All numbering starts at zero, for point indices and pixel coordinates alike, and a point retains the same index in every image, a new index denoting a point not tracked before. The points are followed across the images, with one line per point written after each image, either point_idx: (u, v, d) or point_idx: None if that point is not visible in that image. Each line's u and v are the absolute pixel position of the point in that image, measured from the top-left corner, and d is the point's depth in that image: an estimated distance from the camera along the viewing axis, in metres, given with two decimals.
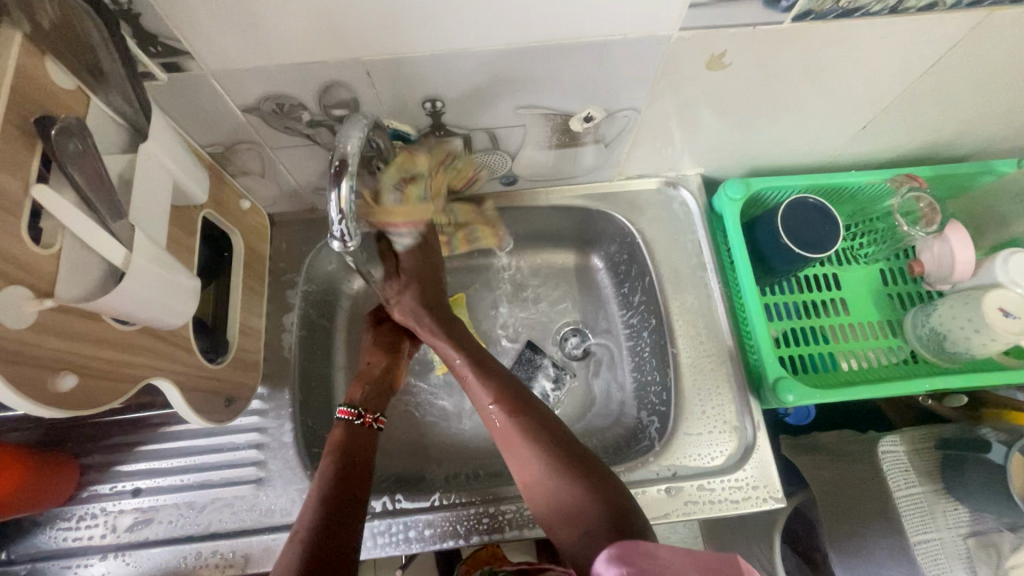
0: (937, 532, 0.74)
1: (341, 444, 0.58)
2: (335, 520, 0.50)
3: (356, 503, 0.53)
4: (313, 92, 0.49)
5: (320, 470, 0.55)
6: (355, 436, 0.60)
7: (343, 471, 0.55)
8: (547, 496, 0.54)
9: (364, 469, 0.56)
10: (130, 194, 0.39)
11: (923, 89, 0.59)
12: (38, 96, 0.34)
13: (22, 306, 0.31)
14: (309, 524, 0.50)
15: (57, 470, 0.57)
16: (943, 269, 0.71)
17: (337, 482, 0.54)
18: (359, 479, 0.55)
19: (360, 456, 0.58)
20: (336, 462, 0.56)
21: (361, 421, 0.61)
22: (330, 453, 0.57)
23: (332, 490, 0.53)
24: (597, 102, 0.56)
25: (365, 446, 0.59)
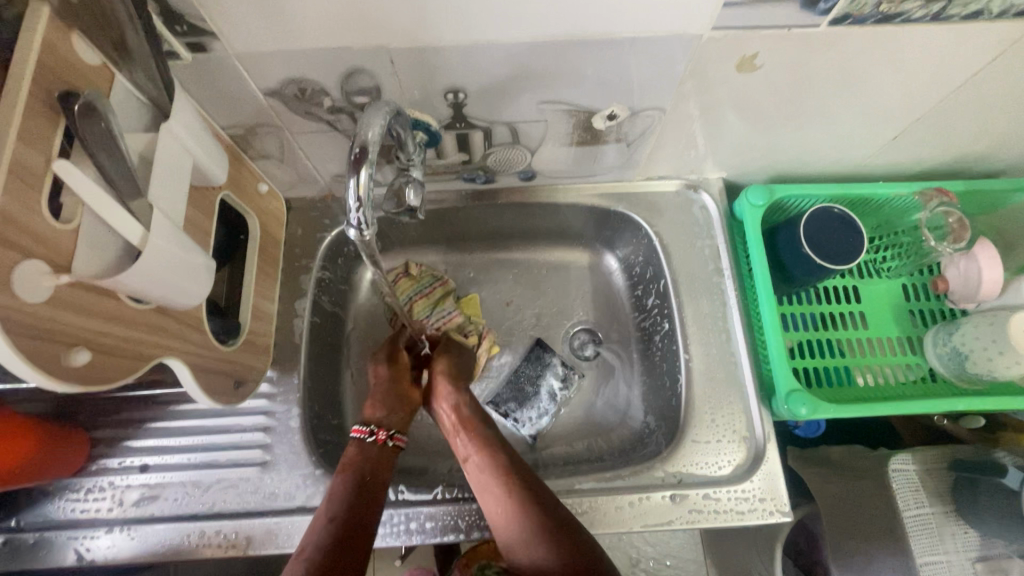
0: (945, 554, 0.72)
1: (357, 461, 0.57)
2: (341, 543, 0.49)
3: (362, 530, 0.51)
4: (336, 78, 0.49)
5: (335, 488, 0.54)
6: (367, 454, 0.58)
7: (353, 493, 0.54)
8: (524, 548, 0.52)
9: (377, 495, 0.55)
10: (151, 172, 0.39)
11: (960, 100, 0.57)
12: (61, 71, 0.34)
13: (39, 279, 0.31)
14: (315, 545, 0.49)
15: (70, 439, 0.58)
16: (969, 287, 0.69)
17: (351, 505, 0.53)
18: (373, 505, 0.54)
19: (370, 474, 0.56)
20: (349, 485, 0.54)
21: (373, 439, 0.59)
22: (345, 470, 0.56)
23: (342, 512, 0.52)
24: (621, 99, 0.55)
25: (377, 463, 0.58)
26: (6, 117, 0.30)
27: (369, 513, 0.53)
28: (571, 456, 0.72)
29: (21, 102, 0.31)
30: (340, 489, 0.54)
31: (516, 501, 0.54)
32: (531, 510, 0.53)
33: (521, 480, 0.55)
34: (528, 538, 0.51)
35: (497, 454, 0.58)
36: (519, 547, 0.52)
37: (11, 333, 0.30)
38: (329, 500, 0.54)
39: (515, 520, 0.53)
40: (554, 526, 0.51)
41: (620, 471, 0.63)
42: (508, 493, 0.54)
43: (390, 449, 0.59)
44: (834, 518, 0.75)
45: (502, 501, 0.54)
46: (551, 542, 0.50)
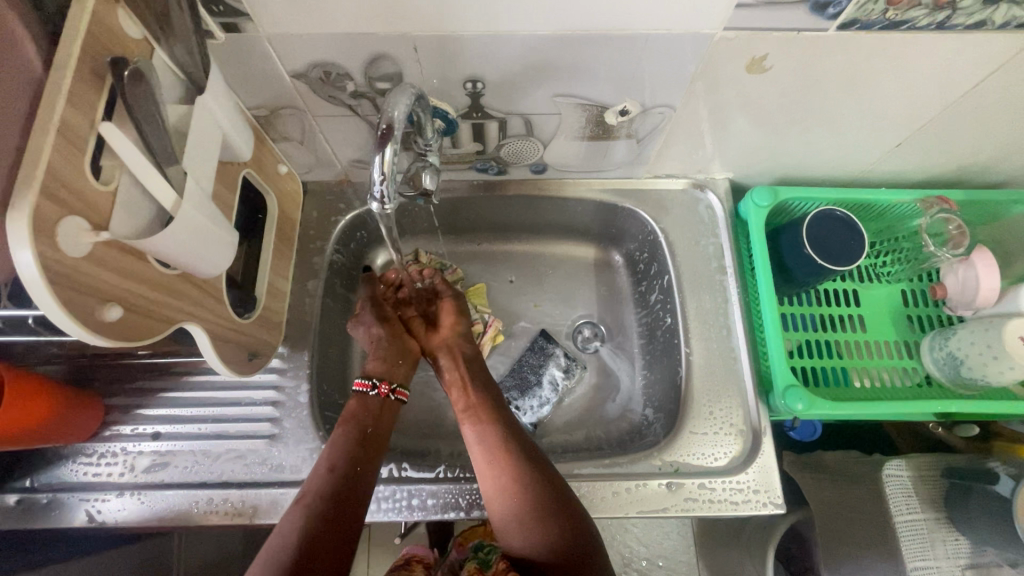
0: (935, 560, 0.73)
1: (359, 413, 0.59)
2: (341, 490, 0.52)
3: (362, 484, 0.53)
4: (360, 63, 0.51)
5: (337, 438, 0.56)
6: (369, 408, 0.60)
7: (354, 444, 0.56)
8: (517, 521, 0.53)
9: (377, 450, 0.57)
10: (184, 143, 0.41)
11: (963, 110, 0.59)
12: (108, 41, 0.36)
13: (79, 236, 0.33)
14: (318, 489, 0.51)
15: (92, 417, 0.61)
16: (966, 294, 0.71)
17: (353, 458, 0.55)
18: (372, 459, 0.56)
19: (371, 427, 0.59)
20: (352, 437, 0.57)
21: (376, 393, 0.61)
22: (346, 423, 0.58)
23: (344, 463, 0.54)
24: (633, 96, 0.56)
25: (376, 416, 0.60)
26: (59, 81, 0.32)
27: (368, 469, 0.55)
28: (569, 444, 0.73)
29: (72, 67, 0.33)
30: (342, 440, 0.56)
31: (520, 483, 0.54)
32: (533, 495, 0.53)
33: (527, 463, 0.55)
34: (526, 520, 0.52)
35: (504, 435, 0.58)
36: (514, 528, 0.53)
37: (53, 284, 0.32)
38: (331, 448, 0.56)
39: (514, 503, 0.53)
40: (549, 500, 0.53)
41: (619, 459, 0.64)
42: (507, 464, 0.55)
43: (392, 401, 0.62)
44: (827, 524, 0.76)
45: (504, 480, 0.55)
46: (548, 526, 0.51)
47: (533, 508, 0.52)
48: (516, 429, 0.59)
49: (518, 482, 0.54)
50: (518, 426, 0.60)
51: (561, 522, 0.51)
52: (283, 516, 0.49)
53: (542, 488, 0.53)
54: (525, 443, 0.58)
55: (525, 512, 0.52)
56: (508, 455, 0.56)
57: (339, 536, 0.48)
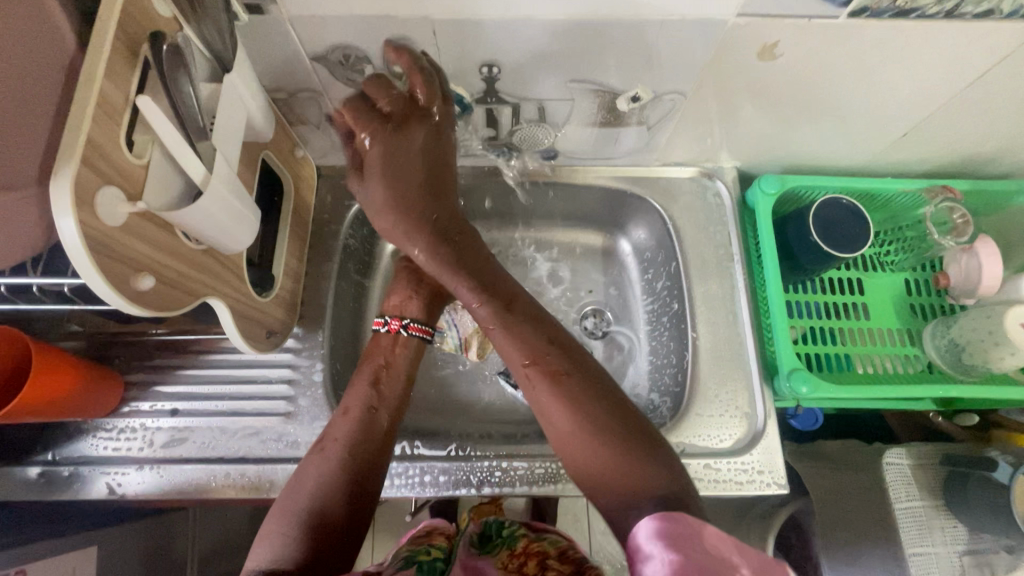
0: (933, 546, 0.76)
1: (376, 353, 0.61)
2: (357, 438, 0.53)
3: (378, 426, 0.55)
4: (380, 46, 0.52)
5: (354, 384, 0.58)
6: (381, 345, 0.62)
7: (370, 387, 0.57)
8: (578, 450, 0.45)
9: (392, 388, 0.58)
10: (211, 121, 0.43)
11: (969, 100, 0.60)
12: (141, 19, 0.37)
13: (117, 206, 0.34)
14: (336, 438, 0.53)
15: (108, 374, 0.61)
16: (968, 283, 0.72)
17: (367, 400, 0.56)
18: (388, 398, 0.57)
19: (386, 364, 0.60)
20: (367, 380, 0.58)
21: (387, 328, 0.63)
22: (365, 361, 0.60)
23: (357, 407, 0.55)
24: (646, 81, 0.58)
25: (393, 349, 0.61)
26: (97, 55, 0.33)
27: (383, 409, 0.56)
28: None
29: (109, 43, 0.34)
30: (358, 384, 0.57)
31: (577, 414, 0.46)
32: (594, 428, 0.45)
33: (570, 384, 0.47)
34: (589, 453, 0.45)
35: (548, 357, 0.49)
36: (571, 452, 0.46)
37: (93, 251, 0.33)
38: (350, 393, 0.57)
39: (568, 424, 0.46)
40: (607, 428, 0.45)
41: None
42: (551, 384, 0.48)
43: (404, 336, 0.62)
44: (826, 510, 0.77)
45: (559, 412, 0.47)
46: (614, 461, 0.43)
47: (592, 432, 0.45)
48: (564, 345, 0.50)
49: (574, 411, 0.46)
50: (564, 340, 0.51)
51: (629, 458, 0.43)
52: (304, 464, 0.51)
53: (602, 418, 0.45)
54: (575, 363, 0.49)
55: (577, 435, 0.45)
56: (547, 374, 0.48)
57: (355, 482, 0.50)
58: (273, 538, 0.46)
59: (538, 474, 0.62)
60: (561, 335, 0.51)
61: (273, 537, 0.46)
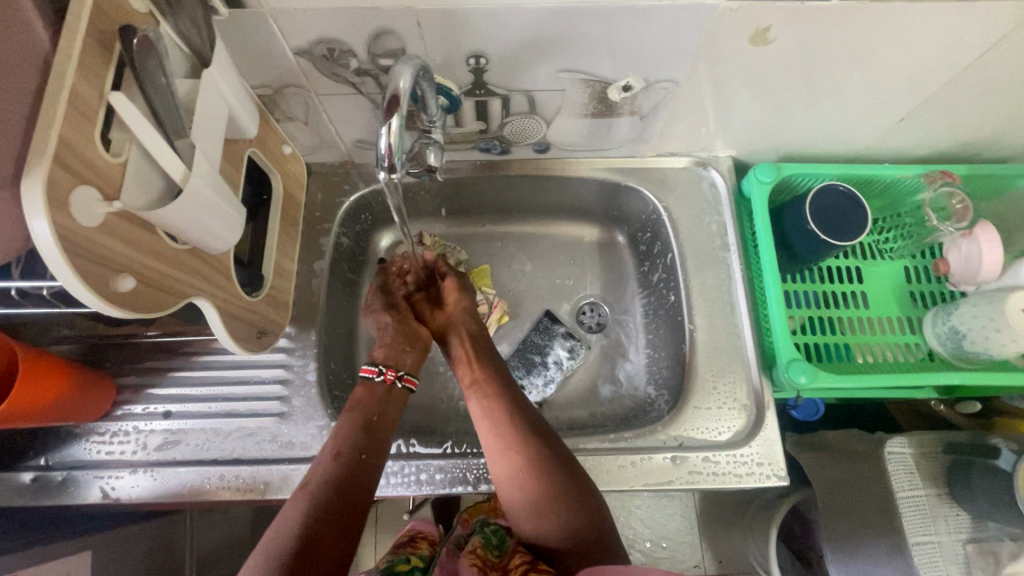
0: (936, 535, 0.74)
1: (365, 400, 0.59)
2: (349, 477, 0.51)
3: (368, 471, 0.53)
4: (364, 39, 0.51)
5: (342, 427, 0.56)
6: (374, 394, 0.60)
7: (362, 428, 0.56)
8: (531, 517, 0.52)
9: (383, 435, 0.57)
10: (191, 116, 0.42)
11: (965, 82, 0.58)
12: (112, 12, 0.36)
13: (93, 206, 0.34)
14: (324, 476, 0.51)
15: (81, 366, 0.60)
16: (968, 269, 0.71)
17: (358, 444, 0.54)
18: (378, 444, 0.56)
19: (377, 414, 0.58)
20: (359, 423, 0.56)
21: (383, 378, 0.61)
22: (353, 408, 0.58)
23: (348, 450, 0.54)
24: (636, 71, 0.57)
25: (389, 403, 0.60)
26: (68, 51, 0.33)
27: (373, 454, 0.55)
28: (574, 422, 0.74)
29: (80, 37, 0.33)
30: (347, 427, 0.56)
31: (524, 474, 0.52)
32: (537, 488, 0.52)
33: (526, 449, 0.53)
34: (529, 506, 0.52)
35: (508, 421, 0.55)
36: (525, 513, 0.52)
37: (69, 253, 0.32)
38: (336, 434, 0.56)
39: (521, 492, 0.52)
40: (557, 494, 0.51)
41: (623, 433, 0.65)
42: (508, 449, 0.54)
43: (399, 388, 0.62)
44: (829, 500, 0.77)
45: (506, 468, 0.53)
46: (552, 515, 0.51)
47: (541, 498, 0.51)
48: (528, 415, 0.57)
49: (521, 471, 0.52)
50: (529, 410, 0.58)
51: (565, 512, 0.51)
52: (289, 507, 0.49)
53: (550, 479, 0.52)
54: (533, 427, 0.55)
55: (529, 500, 0.52)
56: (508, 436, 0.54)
57: (344, 520, 0.48)
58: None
59: None
60: (518, 403, 0.58)
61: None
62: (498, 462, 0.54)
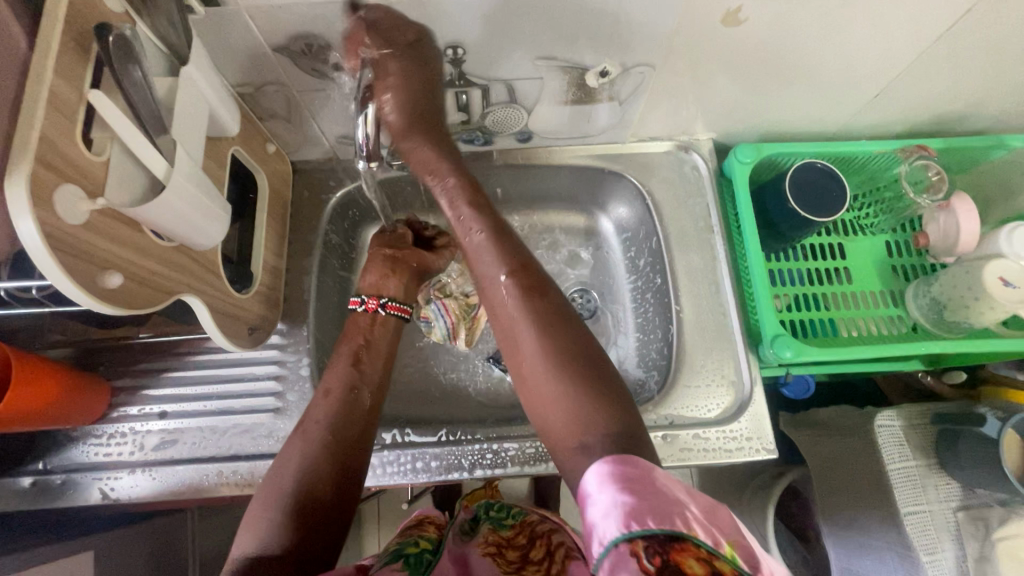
0: (927, 504, 0.75)
1: (354, 333, 0.61)
2: (342, 418, 0.53)
3: (358, 406, 0.54)
4: (342, 33, 0.51)
5: (332, 365, 0.58)
6: (360, 324, 0.62)
7: (351, 366, 0.57)
8: (545, 389, 0.44)
9: (373, 367, 0.58)
10: (171, 114, 0.42)
11: (935, 57, 0.60)
12: (87, 11, 0.36)
13: (77, 203, 0.34)
14: (318, 417, 0.52)
15: (74, 369, 0.60)
16: (947, 241, 0.72)
17: (348, 380, 0.56)
18: (369, 378, 0.57)
19: (363, 348, 0.59)
20: (347, 359, 0.58)
21: (364, 307, 0.63)
22: (342, 345, 0.60)
23: (339, 387, 0.55)
24: (613, 56, 0.57)
25: (374, 332, 0.62)
26: (46, 52, 0.33)
27: (366, 388, 0.56)
28: None
29: (59, 39, 0.34)
30: (336, 366, 0.57)
31: (543, 334, 0.46)
32: (572, 394, 0.43)
33: (549, 310, 0.48)
34: (556, 410, 0.43)
35: (522, 277, 0.50)
36: (538, 388, 0.45)
37: (56, 250, 0.33)
38: (329, 372, 0.57)
39: (536, 360, 0.45)
40: (580, 369, 0.44)
41: None
42: (527, 312, 0.48)
43: (383, 315, 0.63)
44: (823, 475, 0.81)
45: (541, 365, 0.45)
46: (572, 391, 0.43)
47: (560, 365, 0.44)
48: (567, 311, 0.48)
49: (556, 368, 0.44)
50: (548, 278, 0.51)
51: (584, 389, 0.43)
52: (287, 449, 0.51)
53: (569, 351, 0.45)
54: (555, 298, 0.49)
55: (545, 369, 0.45)
56: (529, 297, 0.48)
57: (343, 463, 0.50)
58: (260, 524, 0.45)
59: (528, 454, 0.63)
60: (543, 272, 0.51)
61: (257, 521, 0.46)
62: (513, 325, 0.48)
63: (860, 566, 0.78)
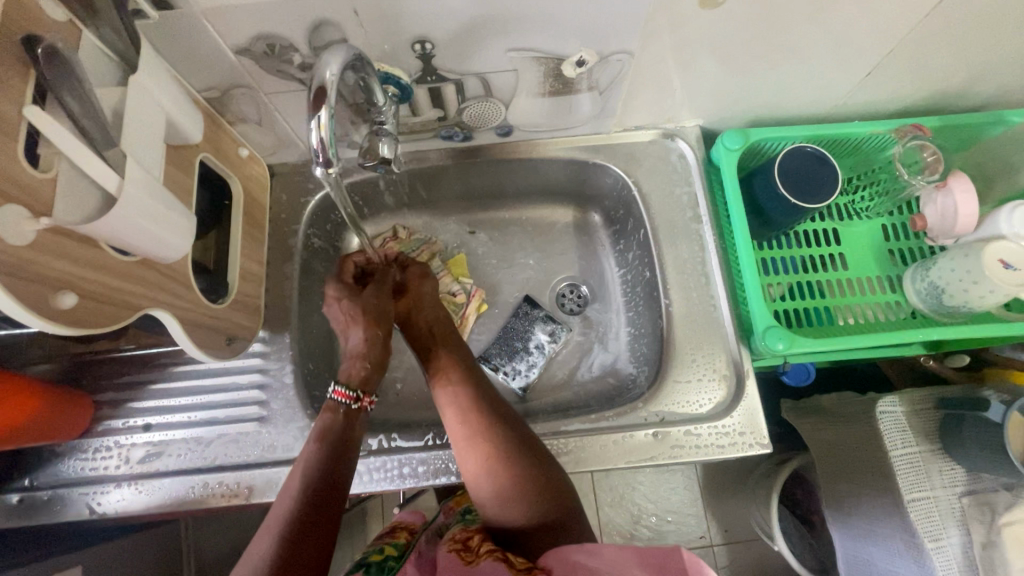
0: (931, 490, 0.73)
1: (332, 432, 0.54)
2: (316, 517, 0.47)
3: (337, 508, 0.49)
4: (303, 32, 0.49)
5: (306, 460, 0.51)
6: (347, 420, 0.55)
7: (332, 458, 0.51)
8: (494, 484, 0.52)
9: (353, 465, 0.53)
10: (123, 125, 0.41)
11: (929, 31, 0.57)
12: (23, 21, 0.34)
13: (21, 224, 0.33)
14: (289, 517, 0.46)
15: (55, 386, 0.59)
16: (945, 223, 0.70)
17: (325, 475, 0.50)
18: (347, 473, 0.51)
19: (348, 443, 0.53)
20: (328, 453, 0.52)
21: (359, 406, 0.56)
22: (322, 436, 0.53)
23: (318, 485, 0.49)
24: (589, 44, 0.55)
25: (358, 430, 0.55)
26: None
27: (341, 482, 0.50)
28: (557, 405, 0.74)
29: None
30: (316, 459, 0.51)
31: (483, 435, 0.53)
32: (521, 485, 0.51)
33: (488, 410, 0.55)
34: (509, 502, 0.51)
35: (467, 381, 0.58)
36: (486, 486, 0.52)
37: None
38: (303, 463, 0.51)
39: (481, 460, 0.53)
40: (523, 460, 0.52)
41: (605, 413, 0.65)
42: (471, 417, 0.55)
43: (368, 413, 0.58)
44: (827, 462, 0.82)
45: (490, 450, 0.53)
46: (518, 484, 0.51)
47: (507, 460, 0.52)
48: (503, 405, 0.57)
49: (503, 466, 0.52)
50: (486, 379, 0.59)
51: (527, 482, 0.51)
52: (252, 548, 0.45)
53: (510, 445, 0.53)
54: (493, 395, 0.57)
55: (491, 470, 0.52)
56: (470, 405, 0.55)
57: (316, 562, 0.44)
58: None
59: None
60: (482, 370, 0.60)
61: None
62: (459, 428, 0.55)
63: (867, 552, 0.78)
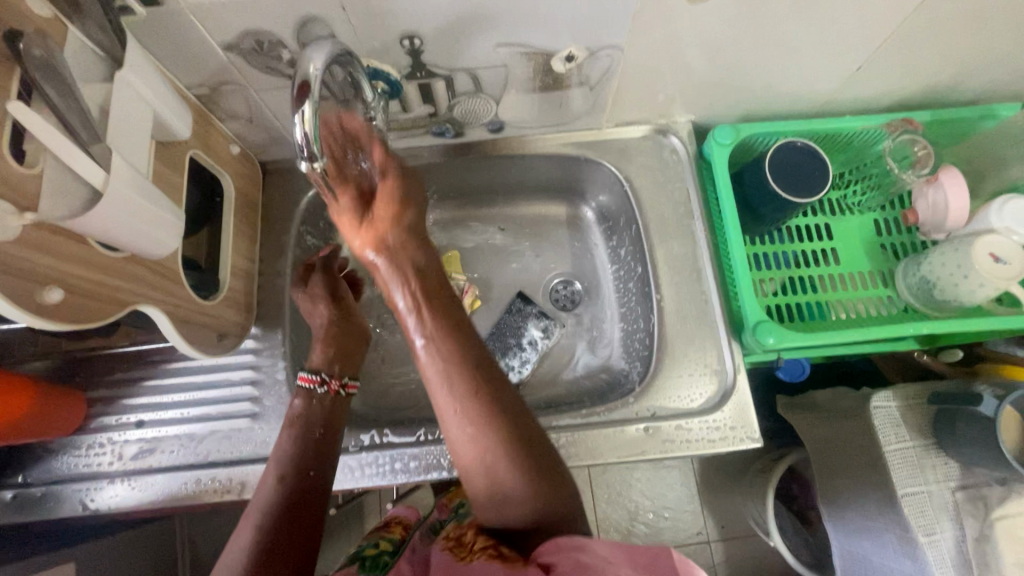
0: (925, 485, 0.72)
1: (304, 420, 0.55)
2: (297, 504, 0.47)
3: (318, 492, 0.49)
4: (291, 28, 0.49)
5: (279, 447, 0.52)
6: (321, 404, 0.57)
7: (307, 446, 0.52)
8: (493, 479, 0.46)
9: (330, 451, 0.53)
10: (109, 122, 0.41)
11: (919, 24, 0.57)
12: None
13: (6, 219, 0.33)
14: (268, 506, 0.46)
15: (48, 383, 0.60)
16: (937, 217, 0.70)
17: (301, 462, 0.51)
18: (324, 460, 0.52)
19: (320, 428, 0.55)
20: (301, 439, 0.53)
21: (327, 389, 0.58)
22: (295, 424, 0.55)
23: (294, 471, 0.50)
24: (578, 40, 0.55)
25: (332, 413, 0.57)
26: None
27: (319, 470, 0.51)
28: (550, 400, 0.75)
29: None
30: (290, 447, 0.52)
31: (483, 425, 0.46)
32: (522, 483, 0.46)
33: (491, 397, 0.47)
34: (505, 499, 0.46)
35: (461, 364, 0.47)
36: (482, 479, 0.47)
37: None
38: (277, 452, 0.52)
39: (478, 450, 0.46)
40: (528, 456, 0.46)
41: (596, 408, 0.65)
42: (471, 403, 0.46)
43: (343, 395, 0.59)
44: (822, 456, 0.82)
45: (489, 442, 0.46)
46: (520, 482, 0.45)
47: (510, 453, 0.46)
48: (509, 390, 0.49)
49: (504, 461, 0.45)
50: (488, 361, 0.49)
51: (529, 480, 0.46)
52: (232, 543, 0.44)
53: (513, 439, 0.46)
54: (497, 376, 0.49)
55: (490, 464, 0.46)
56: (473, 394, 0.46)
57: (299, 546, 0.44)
58: None
59: None
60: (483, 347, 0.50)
61: None
62: (452, 414, 0.47)
63: (859, 547, 0.78)
